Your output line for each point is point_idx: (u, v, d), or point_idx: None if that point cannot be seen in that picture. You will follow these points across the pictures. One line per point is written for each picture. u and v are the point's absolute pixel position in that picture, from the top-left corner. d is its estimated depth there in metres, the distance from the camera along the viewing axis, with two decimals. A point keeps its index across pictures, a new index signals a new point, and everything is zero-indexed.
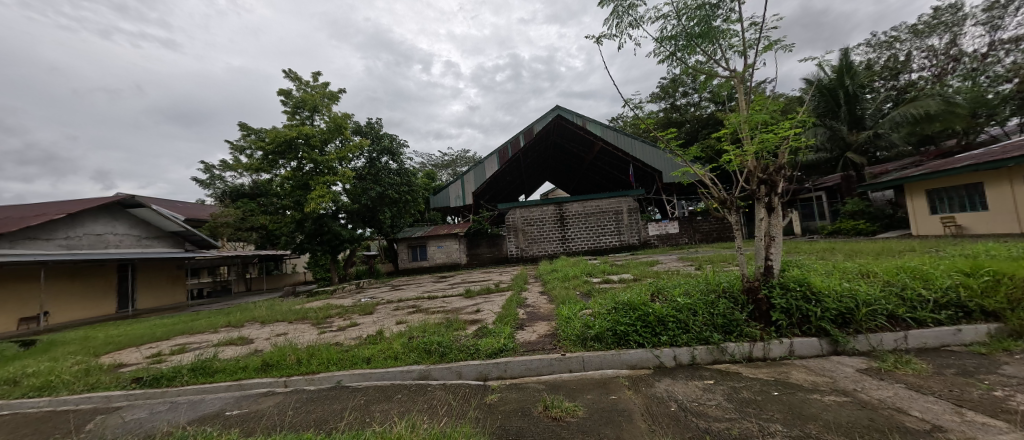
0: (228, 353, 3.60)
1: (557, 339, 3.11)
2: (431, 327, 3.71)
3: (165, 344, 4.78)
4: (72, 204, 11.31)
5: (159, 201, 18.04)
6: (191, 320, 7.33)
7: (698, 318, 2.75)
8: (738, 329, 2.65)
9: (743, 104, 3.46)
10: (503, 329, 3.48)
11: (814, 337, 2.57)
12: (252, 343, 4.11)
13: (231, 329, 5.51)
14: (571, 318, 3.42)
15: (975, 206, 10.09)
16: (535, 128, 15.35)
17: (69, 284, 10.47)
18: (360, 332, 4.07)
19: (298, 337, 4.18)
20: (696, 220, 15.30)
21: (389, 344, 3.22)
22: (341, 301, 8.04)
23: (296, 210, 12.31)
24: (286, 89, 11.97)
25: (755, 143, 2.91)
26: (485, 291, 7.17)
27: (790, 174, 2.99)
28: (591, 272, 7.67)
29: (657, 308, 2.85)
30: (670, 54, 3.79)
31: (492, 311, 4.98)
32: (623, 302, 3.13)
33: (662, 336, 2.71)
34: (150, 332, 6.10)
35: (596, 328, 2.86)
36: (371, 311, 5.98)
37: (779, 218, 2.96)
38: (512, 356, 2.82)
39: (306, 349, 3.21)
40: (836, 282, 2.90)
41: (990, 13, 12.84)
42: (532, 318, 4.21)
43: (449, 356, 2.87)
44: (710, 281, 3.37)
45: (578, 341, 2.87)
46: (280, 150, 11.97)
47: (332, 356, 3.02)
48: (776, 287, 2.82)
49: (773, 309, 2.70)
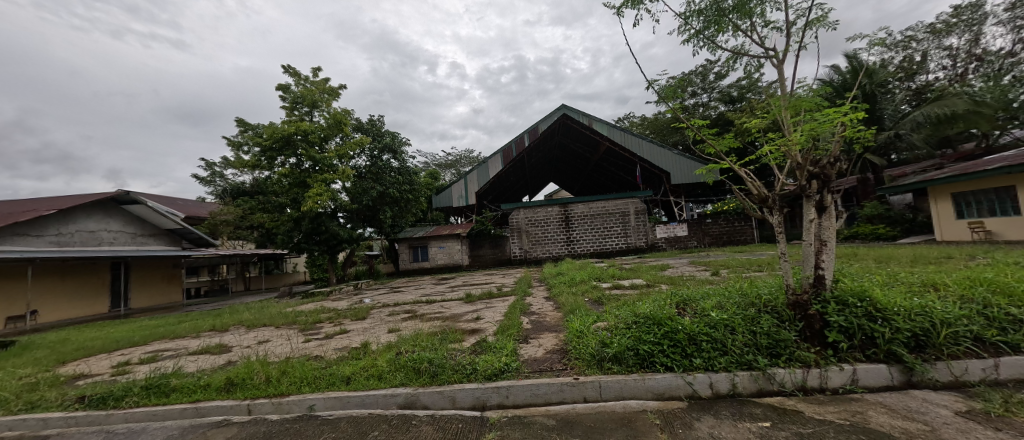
0: (195, 366, 3.19)
1: (567, 358, 2.68)
2: (424, 339, 3.28)
3: (137, 351, 4.39)
4: (65, 200, 11.03)
5: (159, 198, 17.81)
6: (176, 322, 6.95)
7: (737, 337, 2.31)
8: (787, 352, 2.21)
9: (783, 88, 3.05)
10: (505, 343, 3.04)
11: (882, 363, 2.12)
12: (226, 354, 3.70)
13: (213, 335, 5.12)
14: (582, 333, 2.98)
15: (1006, 210, 9.51)
16: (541, 126, 14.91)
17: (59, 282, 10.18)
18: (346, 343, 3.67)
19: (276, 347, 3.78)
20: (706, 223, 14.71)
21: (374, 360, 2.78)
22: (336, 304, 7.63)
23: (293, 208, 11.90)
24: (285, 84, 11.63)
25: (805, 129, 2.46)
26: (486, 296, 6.69)
27: (846, 167, 2.51)
28: (599, 277, 7.17)
29: (687, 324, 2.41)
30: (697, 33, 3.39)
31: (492, 319, 4.52)
32: (644, 316, 2.68)
33: (694, 358, 2.26)
34: (129, 336, 5.73)
35: (614, 347, 2.42)
36: (364, 316, 5.58)
37: (832, 219, 2.50)
38: (516, 378, 2.39)
39: (279, 364, 2.78)
40: (903, 297, 2.44)
41: (1013, 12, 12.20)
42: (537, 330, 3.76)
43: (440, 378, 2.43)
44: (744, 292, 2.91)
45: (594, 362, 2.44)
46: (278, 146, 11.62)
47: (306, 374, 2.59)
48: (831, 302, 2.36)
49: (829, 328, 2.26)
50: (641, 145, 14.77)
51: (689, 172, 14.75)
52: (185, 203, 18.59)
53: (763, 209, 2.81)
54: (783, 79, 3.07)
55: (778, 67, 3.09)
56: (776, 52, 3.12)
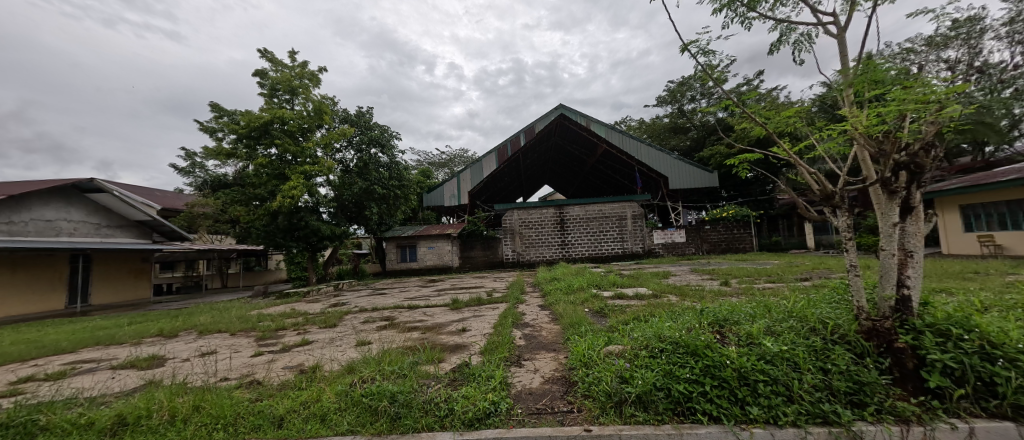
0: (97, 391, 2.49)
1: (572, 394, 2.07)
2: (392, 359, 2.64)
3: (52, 363, 3.67)
4: (21, 185, 10.15)
5: (133, 189, 16.84)
6: (127, 323, 6.19)
7: (804, 377, 1.73)
8: (876, 401, 1.63)
9: (846, 62, 2.46)
10: (493, 369, 2.41)
11: (1009, 421, 1.54)
12: (150, 372, 3.01)
13: (156, 342, 4.43)
14: (590, 361, 2.35)
15: (1018, 224, 9.13)
16: (538, 126, 14.33)
17: (9, 275, 9.34)
18: (301, 360, 3.02)
19: (215, 364, 3.12)
20: (705, 229, 14.22)
21: (321, 391, 2.11)
22: (309, 307, 6.93)
23: (270, 201, 11.11)
24: (262, 69, 10.91)
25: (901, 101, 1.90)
26: (474, 302, 6.04)
27: (939, 156, 1.93)
28: (598, 284, 6.54)
29: (733, 357, 1.81)
30: (732, 0, 2.83)
31: (480, 332, 3.88)
32: (674, 342, 2.08)
33: (750, 405, 1.67)
34: (63, 339, 4.98)
35: (638, 386, 1.82)
36: (335, 323, 4.92)
37: (918, 224, 1.95)
38: (506, 427, 1.78)
39: (193, 395, 2.11)
40: (1016, 327, 1.86)
41: (1013, 25, 11.62)
42: (531, 348, 3.16)
43: (403, 425, 1.80)
44: (796, 314, 2.30)
45: (610, 405, 1.83)
46: (255, 134, 10.88)
47: (225, 409, 1.93)
48: (927, 332, 1.79)
49: (928, 368, 1.69)
50: (639, 148, 14.31)
51: (687, 176, 14.31)
52: (162, 194, 17.65)
53: (824, 209, 2.22)
54: (845, 52, 2.48)
55: (841, 37, 2.49)
56: (837, 17, 2.51)
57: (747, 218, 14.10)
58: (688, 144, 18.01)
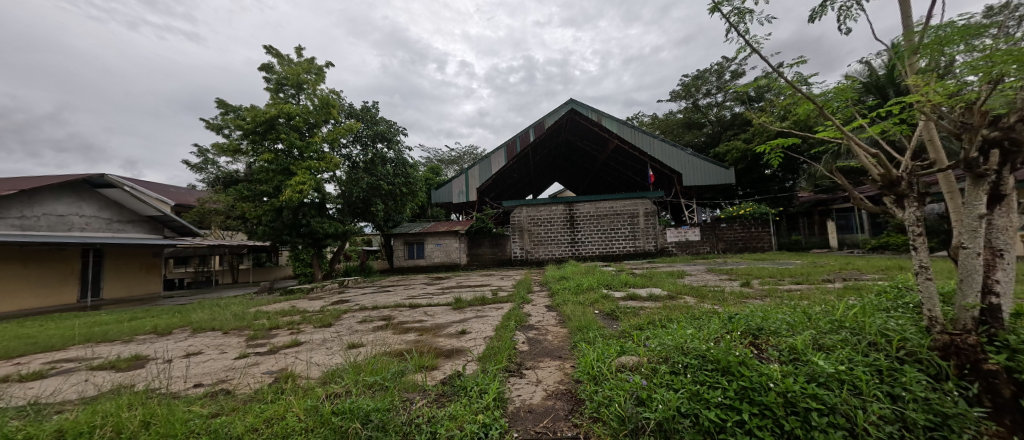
0: (57, 396, 2.28)
1: (578, 415, 1.76)
2: (377, 366, 2.35)
3: (35, 361, 3.52)
4: (34, 181, 10.24)
5: (147, 186, 17.04)
6: (125, 319, 6.08)
7: (869, 407, 1.38)
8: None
9: (907, 25, 2.07)
10: (488, 382, 2.11)
11: None
12: (128, 374, 2.82)
13: (145, 341, 4.24)
14: (600, 375, 2.03)
15: None
16: (547, 121, 13.98)
17: (22, 269, 9.45)
18: (283, 365, 2.77)
19: (193, 367, 2.90)
20: (720, 227, 13.70)
21: (290, 404, 1.85)
22: (309, 305, 6.74)
23: (275, 196, 10.98)
24: (268, 63, 10.80)
25: (995, 63, 1.54)
26: (477, 301, 5.76)
27: None
28: (609, 284, 6.19)
29: (777, 378, 1.47)
30: None
31: (480, 335, 3.59)
32: (701, 357, 1.75)
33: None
34: (57, 336, 4.86)
35: (657, 412, 1.49)
36: (330, 323, 4.68)
37: (1007, 215, 1.59)
38: None
39: (144, 408, 1.85)
40: None
41: None
42: (535, 355, 2.85)
43: None
44: (847, 324, 1.94)
45: (624, 433, 1.51)
46: (261, 130, 10.77)
47: (176, 425, 1.68)
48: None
49: None
50: (652, 143, 13.80)
51: (702, 172, 13.75)
52: (175, 190, 17.86)
53: (885, 197, 1.86)
54: (907, 14, 2.09)
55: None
56: None
57: (766, 216, 13.46)
58: (704, 140, 17.36)
